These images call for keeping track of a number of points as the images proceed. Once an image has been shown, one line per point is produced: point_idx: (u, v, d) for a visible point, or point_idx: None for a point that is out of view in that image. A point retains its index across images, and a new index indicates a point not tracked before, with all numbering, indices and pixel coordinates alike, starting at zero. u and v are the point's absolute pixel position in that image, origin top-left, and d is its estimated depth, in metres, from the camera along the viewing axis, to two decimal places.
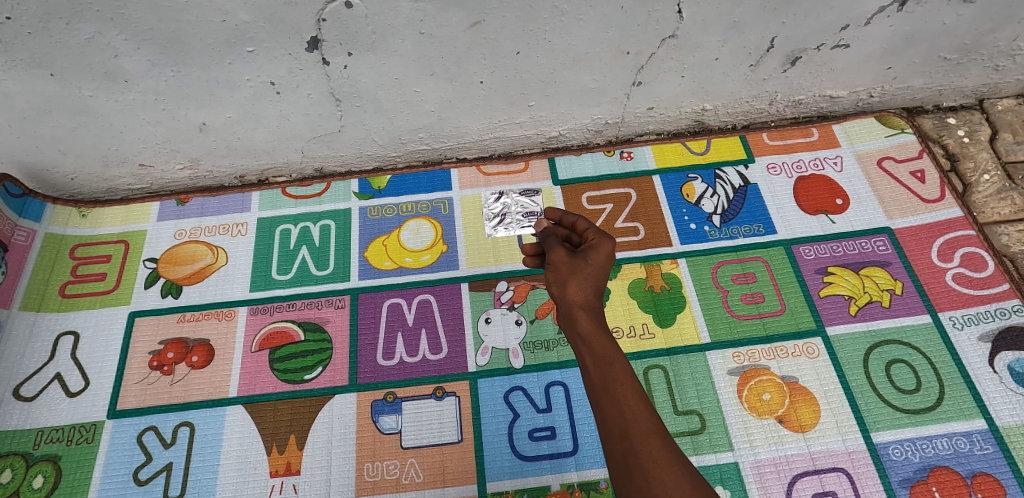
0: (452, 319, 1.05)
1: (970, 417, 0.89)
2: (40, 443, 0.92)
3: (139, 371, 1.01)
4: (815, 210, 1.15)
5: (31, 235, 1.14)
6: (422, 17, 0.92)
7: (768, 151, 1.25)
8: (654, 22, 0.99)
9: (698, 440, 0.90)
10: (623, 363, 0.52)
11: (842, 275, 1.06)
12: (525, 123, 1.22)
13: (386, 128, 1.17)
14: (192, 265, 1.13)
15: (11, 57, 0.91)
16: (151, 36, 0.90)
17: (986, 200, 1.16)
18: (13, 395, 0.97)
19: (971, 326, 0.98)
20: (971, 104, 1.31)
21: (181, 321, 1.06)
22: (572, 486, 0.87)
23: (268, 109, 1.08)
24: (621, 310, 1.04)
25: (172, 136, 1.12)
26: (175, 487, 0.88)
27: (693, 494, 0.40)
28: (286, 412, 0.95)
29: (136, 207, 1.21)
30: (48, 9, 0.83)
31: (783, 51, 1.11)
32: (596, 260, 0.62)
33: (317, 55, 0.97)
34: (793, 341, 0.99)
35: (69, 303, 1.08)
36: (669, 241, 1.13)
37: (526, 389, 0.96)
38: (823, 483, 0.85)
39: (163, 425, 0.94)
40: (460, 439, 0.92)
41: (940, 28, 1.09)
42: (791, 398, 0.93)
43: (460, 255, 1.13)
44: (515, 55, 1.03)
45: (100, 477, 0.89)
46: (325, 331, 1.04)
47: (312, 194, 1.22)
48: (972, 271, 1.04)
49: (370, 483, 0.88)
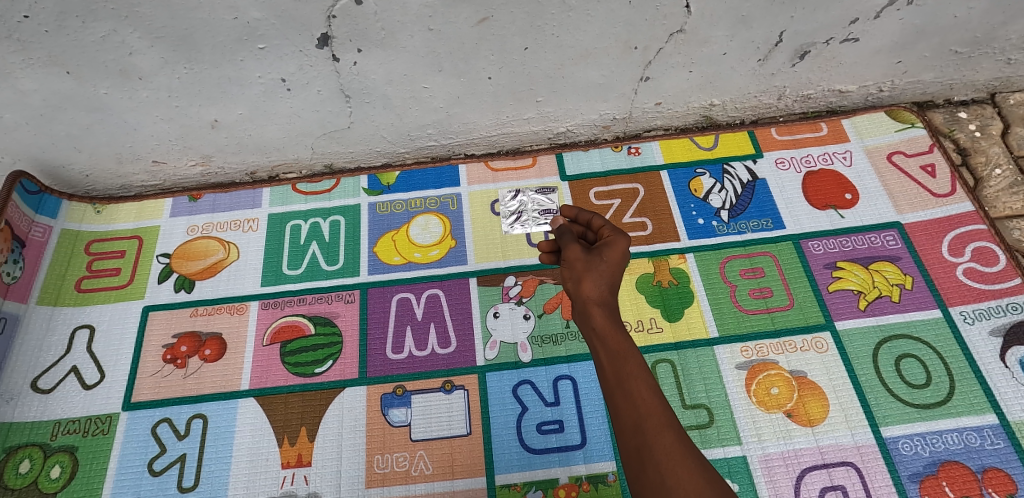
0: (461, 314, 1.05)
1: (981, 412, 0.88)
2: (58, 434, 0.94)
3: (153, 363, 1.02)
4: (823, 205, 1.15)
5: (47, 231, 1.16)
6: (432, 13, 0.93)
7: (777, 146, 1.24)
8: (661, 17, 0.99)
9: (706, 434, 0.90)
10: (636, 358, 0.53)
11: (851, 270, 1.06)
12: (532, 119, 1.22)
13: (394, 124, 1.18)
14: (203, 260, 1.15)
15: (28, 56, 0.92)
16: (164, 34, 0.91)
17: (998, 195, 1.15)
18: (31, 388, 0.99)
19: (981, 321, 0.97)
20: (983, 98, 1.30)
21: (193, 316, 1.08)
22: (580, 479, 0.88)
23: (279, 105, 1.10)
24: (629, 304, 1.04)
25: (184, 133, 1.14)
26: (189, 477, 0.90)
27: (706, 487, 0.41)
28: (297, 404, 0.97)
29: (149, 204, 1.23)
30: (64, 8, 0.84)
31: (792, 45, 1.10)
32: (611, 257, 0.62)
33: (327, 51, 0.98)
34: (802, 335, 0.99)
35: (85, 297, 1.10)
36: (677, 235, 1.13)
37: (534, 382, 0.97)
38: (832, 477, 0.85)
39: (177, 417, 0.96)
40: (468, 432, 0.93)
41: (950, 22, 1.08)
42: (799, 392, 0.93)
43: (468, 251, 1.14)
44: (523, 51, 1.04)
45: (116, 469, 0.91)
46: (334, 324, 1.05)
47: (322, 190, 1.24)
48: (984, 265, 1.03)
49: (380, 474, 0.89)
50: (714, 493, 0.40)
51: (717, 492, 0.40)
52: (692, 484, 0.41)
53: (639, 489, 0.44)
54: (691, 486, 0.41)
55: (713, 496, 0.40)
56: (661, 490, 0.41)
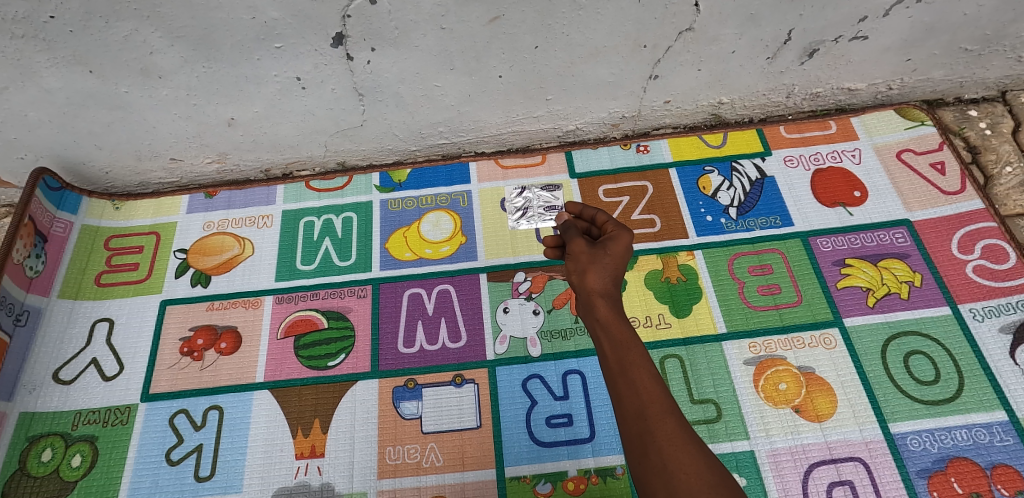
0: (472, 308, 1.07)
1: (990, 408, 0.89)
2: (79, 423, 0.96)
3: (171, 356, 1.05)
4: (832, 203, 1.15)
5: (68, 227, 1.19)
6: (444, 12, 0.94)
7: (785, 144, 1.25)
8: (671, 15, 1.00)
9: (714, 429, 0.91)
10: (639, 348, 0.54)
11: (860, 267, 1.06)
12: (542, 117, 1.24)
13: (406, 122, 1.20)
14: (219, 256, 1.17)
15: (54, 55, 0.95)
16: (185, 33, 0.93)
17: (1009, 192, 1.15)
18: (53, 379, 1.01)
19: (991, 319, 0.97)
20: (993, 96, 1.30)
21: (209, 310, 1.10)
22: (589, 472, 0.89)
23: (295, 104, 1.12)
24: (637, 301, 1.05)
25: (201, 130, 1.16)
26: (206, 467, 0.92)
27: (706, 470, 0.42)
28: (310, 397, 0.98)
29: (166, 200, 1.26)
30: (89, 8, 0.87)
31: (801, 43, 1.11)
32: (615, 251, 0.63)
33: (341, 50, 1.00)
34: (810, 332, 0.99)
35: (105, 291, 1.12)
36: (685, 232, 1.14)
37: (543, 377, 0.98)
38: (840, 472, 0.85)
39: (194, 409, 0.98)
40: (478, 425, 0.94)
41: (960, 19, 1.08)
42: (807, 388, 0.93)
43: (479, 247, 1.15)
44: (533, 50, 1.05)
45: (134, 458, 0.93)
46: (347, 318, 1.07)
47: (335, 187, 1.26)
48: (994, 263, 1.03)
49: (392, 466, 0.91)
50: (714, 477, 0.42)
51: (717, 476, 0.42)
52: (692, 468, 0.42)
53: (640, 473, 0.45)
54: (692, 470, 0.42)
55: (712, 479, 0.41)
56: (663, 474, 0.42)
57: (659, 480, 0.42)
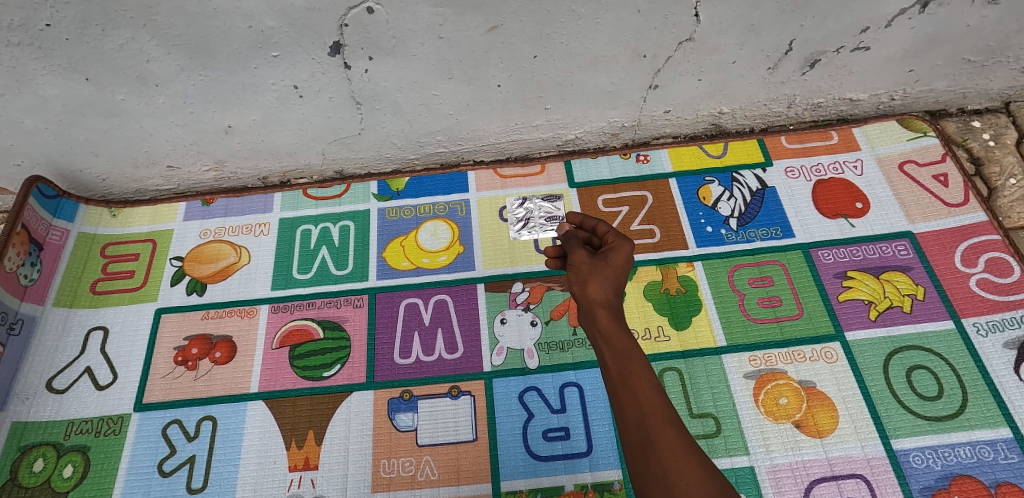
0: (469, 319, 1.06)
1: (994, 425, 0.87)
2: (71, 433, 0.95)
3: (165, 365, 1.04)
4: (833, 214, 1.14)
5: (64, 234, 1.18)
6: (442, 21, 0.94)
7: (786, 154, 1.24)
8: (671, 25, 0.99)
9: (713, 443, 0.89)
10: (640, 358, 0.52)
11: (862, 279, 1.05)
12: (541, 126, 1.23)
13: (405, 131, 1.20)
14: (215, 264, 1.16)
15: (50, 63, 0.94)
16: (181, 42, 0.93)
17: (1012, 205, 1.14)
18: (46, 388, 1.00)
19: (994, 334, 0.96)
20: (996, 107, 1.29)
21: (205, 318, 1.09)
22: (585, 486, 0.87)
23: (292, 112, 1.11)
24: (636, 313, 1.04)
25: (198, 138, 1.15)
26: (198, 479, 0.91)
27: (707, 482, 0.42)
28: (305, 408, 0.97)
29: (163, 207, 1.25)
30: (85, 16, 0.86)
31: (802, 54, 1.10)
32: (616, 261, 0.62)
33: (339, 59, 0.99)
34: (811, 345, 0.98)
35: (99, 299, 1.12)
36: (685, 243, 1.13)
37: (540, 389, 0.97)
38: (841, 489, 0.84)
39: (187, 419, 0.97)
40: (474, 438, 0.93)
41: (963, 30, 1.08)
42: (808, 403, 0.92)
43: (476, 257, 1.14)
44: (532, 59, 1.04)
45: (127, 468, 0.92)
46: (343, 329, 1.06)
47: (332, 195, 1.25)
48: (997, 276, 1.02)
49: (386, 479, 0.90)
50: (715, 489, 0.41)
51: (716, 487, 0.41)
52: (692, 478, 0.41)
53: (641, 483, 0.44)
54: (692, 480, 0.41)
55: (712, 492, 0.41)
56: (663, 484, 0.42)
57: (659, 490, 0.41)
